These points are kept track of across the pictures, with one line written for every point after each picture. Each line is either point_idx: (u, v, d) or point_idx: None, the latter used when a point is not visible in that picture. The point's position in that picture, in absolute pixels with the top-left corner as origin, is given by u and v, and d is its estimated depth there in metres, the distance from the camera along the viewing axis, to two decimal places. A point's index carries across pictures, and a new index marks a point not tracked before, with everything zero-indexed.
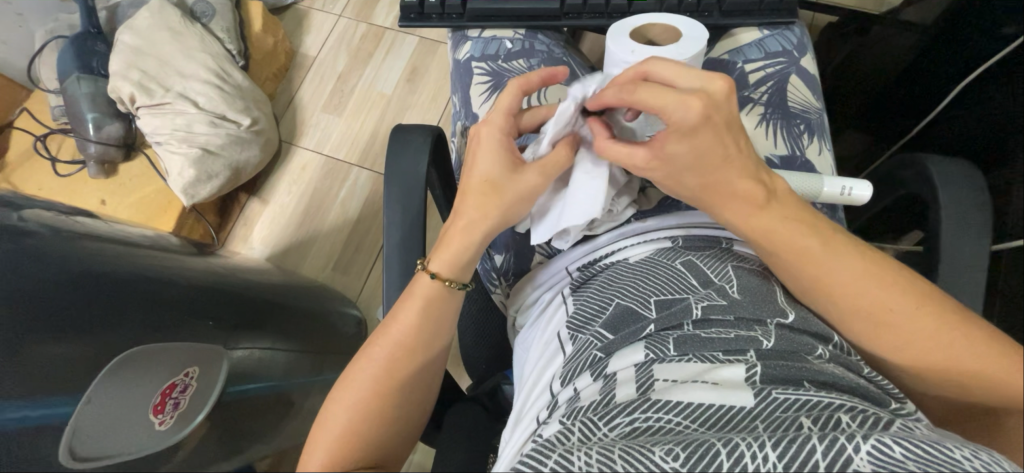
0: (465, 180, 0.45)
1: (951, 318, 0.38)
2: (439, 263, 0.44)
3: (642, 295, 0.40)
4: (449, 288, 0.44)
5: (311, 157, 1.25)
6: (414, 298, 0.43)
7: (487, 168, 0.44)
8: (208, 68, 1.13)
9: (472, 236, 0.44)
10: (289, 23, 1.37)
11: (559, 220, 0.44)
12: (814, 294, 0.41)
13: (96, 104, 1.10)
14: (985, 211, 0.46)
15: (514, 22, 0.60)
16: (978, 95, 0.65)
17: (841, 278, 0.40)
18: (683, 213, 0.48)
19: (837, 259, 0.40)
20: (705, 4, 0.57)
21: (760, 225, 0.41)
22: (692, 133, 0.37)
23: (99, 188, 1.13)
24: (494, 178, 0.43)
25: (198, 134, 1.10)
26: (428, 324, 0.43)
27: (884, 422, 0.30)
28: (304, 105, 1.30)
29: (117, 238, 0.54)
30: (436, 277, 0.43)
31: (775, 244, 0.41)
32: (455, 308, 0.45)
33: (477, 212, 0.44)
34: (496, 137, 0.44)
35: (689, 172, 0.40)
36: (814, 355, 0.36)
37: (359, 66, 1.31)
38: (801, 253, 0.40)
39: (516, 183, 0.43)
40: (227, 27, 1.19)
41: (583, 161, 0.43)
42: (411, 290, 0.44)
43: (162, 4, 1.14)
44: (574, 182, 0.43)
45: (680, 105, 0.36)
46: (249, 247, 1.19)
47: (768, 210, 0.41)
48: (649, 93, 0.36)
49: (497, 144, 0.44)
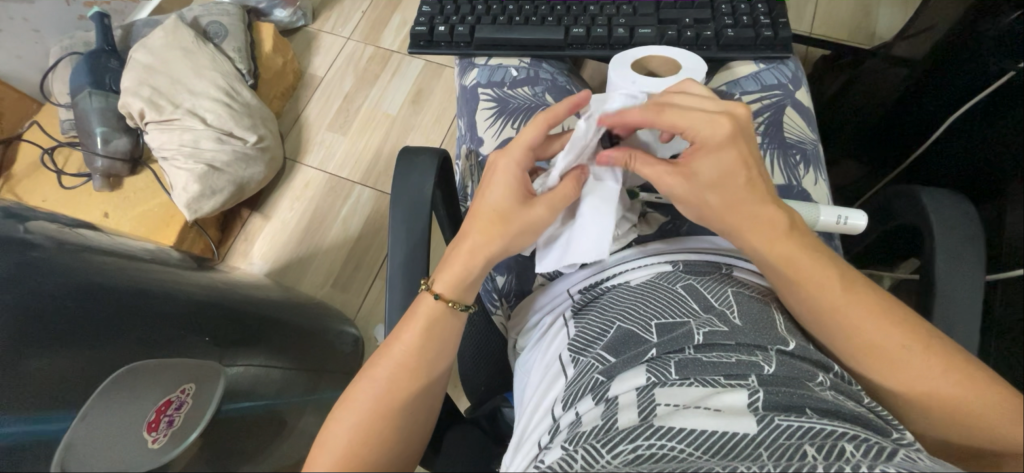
0: (476, 205, 0.46)
1: (957, 365, 0.39)
2: (443, 284, 0.44)
3: (642, 319, 0.41)
4: (451, 308, 0.44)
5: (314, 175, 1.26)
6: (415, 317, 0.44)
7: (498, 199, 0.45)
8: (218, 86, 1.16)
9: (476, 260, 0.45)
10: (298, 44, 1.41)
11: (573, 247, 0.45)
12: (818, 322, 0.42)
13: (106, 118, 1.12)
14: (977, 243, 0.47)
15: (519, 51, 0.61)
16: (969, 123, 0.68)
17: (847, 312, 0.41)
18: (683, 240, 0.49)
19: (846, 297, 0.41)
20: (704, 38, 0.59)
21: (762, 255, 0.43)
22: (717, 151, 0.41)
23: (104, 201, 1.14)
24: (504, 210, 0.44)
25: (205, 150, 1.12)
26: (425, 341, 0.43)
27: (888, 452, 0.30)
28: (309, 123, 1.32)
29: (117, 251, 0.54)
30: (440, 297, 0.44)
31: (789, 274, 0.42)
32: (456, 328, 0.45)
33: (482, 237, 0.44)
34: (510, 166, 0.45)
35: (714, 191, 0.42)
36: (815, 383, 0.36)
37: (366, 87, 1.34)
38: (806, 281, 0.41)
39: (524, 215, 0.44)
40: (238, 47, 1.22)
41: (591, 196, 0.45)
42: (412, 310, 0.44)
43: (176, 25, 1.19)
44: (583, 216, 0.45)
45: (709, 126, 0.41)
46: (249, 262, 1.19)
47: (791, 240, 0.42)
48: (675, 115, 0.41)
49: (513, 177, 0.45)
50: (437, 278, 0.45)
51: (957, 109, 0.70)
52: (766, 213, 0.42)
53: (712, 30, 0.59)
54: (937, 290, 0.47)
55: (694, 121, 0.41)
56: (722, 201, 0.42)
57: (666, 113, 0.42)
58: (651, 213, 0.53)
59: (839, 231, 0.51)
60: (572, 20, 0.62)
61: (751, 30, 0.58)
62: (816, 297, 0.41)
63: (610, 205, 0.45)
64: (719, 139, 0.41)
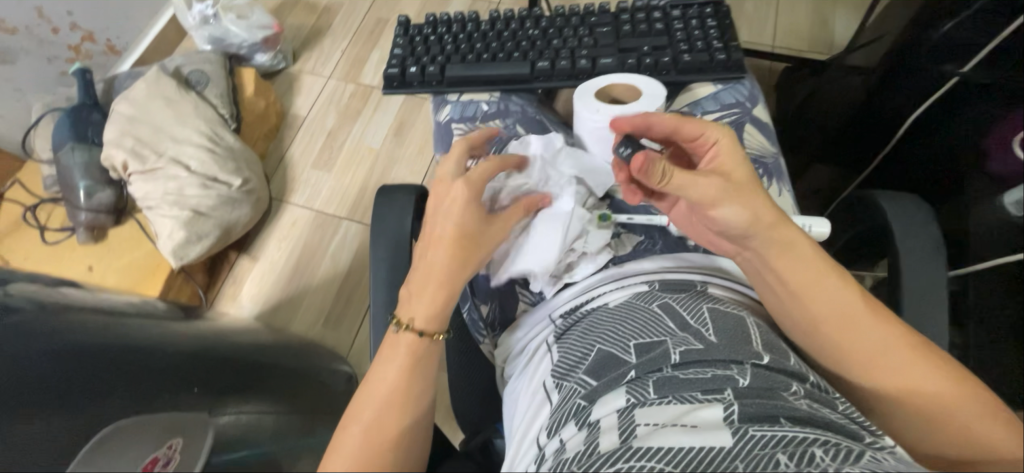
0: (433, 235, 0.47)
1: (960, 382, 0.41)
2: (421, 320, 0.45)
3: (622, 341, 0.41)
4: (433, 340, 0.45)
5: (301, 213, 1.27)
6: (397, 356, 0.44)
7: (459, 223, 0.46)
8: (201, 133, 1.17)
9: (453, 288, 0.46)
10: (280, 86, 1.44)
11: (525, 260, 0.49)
12: (833, 331, 0.43)
13: (88, 172, 1.13)
14: (938, 240, 0.49)
15: (488, 86, 0.64)
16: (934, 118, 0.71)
17: (860, 321, 0.43)
18: (657, 258, 0.50)
19: (857, 305, 0.43)
20: (662, 63, 0.61)
21: (797, 251, 0.45)
22: (733, 154, 0.47)
23: (88, 254, 1.14)
24: (469, 234, 0.46)
25: (190, 196, 1.12)
26: (411, 378, 0.44)
27: (856, 455, 0.31)
28: (294, 163, 1.34)
29: (102, 307, 0.54)
30: (422, 334, 0.45)
31: (804, 285, 0.44)
32: (438, 361, 0.46)
33: (452, 266, 0.45)
34: (465, 194, 0.47)
35: (747, 197, 0.45)
36: (789, 392, 0.36)
37: (349, 123, 1.37)
38: (817, 291, 0.44)
39: (489, 237, 0.47)
40: (220, 93, 1.25)
41: (540, 219, 0.49)
42: (393, 348, 0.45)
43: (159, 76, 1.21)
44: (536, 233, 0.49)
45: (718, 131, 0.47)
46: (237, 305, 1.18)
47: (806, 250, 0.45)
48: (692, 127, 0.48)
49: (467, 202, 0.46)
50: (412, 316, 0.45)
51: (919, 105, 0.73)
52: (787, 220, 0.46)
53: (669, 56, 0.61)
54: (906, 291, 0.48)
55: (710, 128, 0.48)
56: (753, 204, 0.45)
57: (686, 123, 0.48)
58: (624, 233, 0.54)
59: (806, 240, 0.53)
60: (537, 54, 0.64)
61: (706, 54, 0.61)
62: (830, 292, 0.44)
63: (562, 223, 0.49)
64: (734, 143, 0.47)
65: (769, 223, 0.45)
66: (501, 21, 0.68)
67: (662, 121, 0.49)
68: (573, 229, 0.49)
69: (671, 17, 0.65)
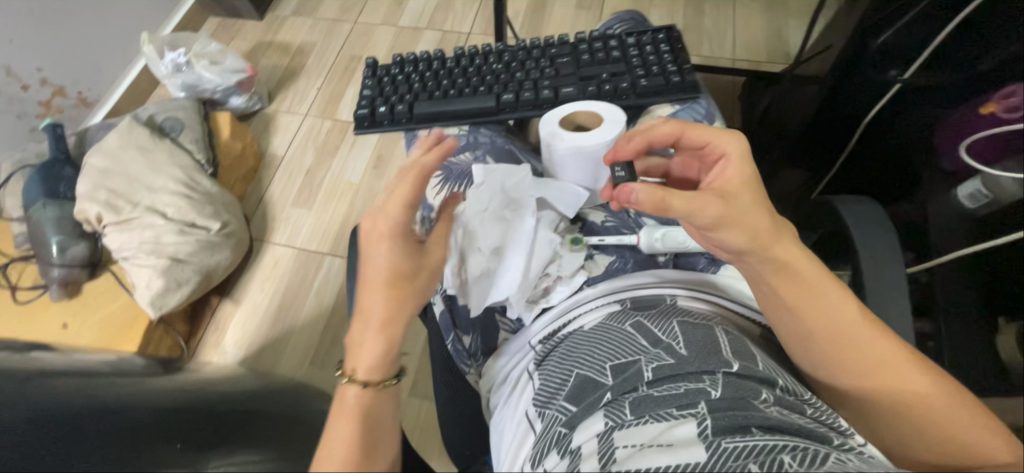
0: (366, 277, 0.46)
1: (945, 386, 0.43)
2: (364, 370, 0.46)
3: (598, 363, 0.43)
4: (382, 387, 0.46)
5: (282, 252, 1.26)
6: (345, 414, 0.44)
7: (389, 262, 0.45)
8: (177, 179, 1.17)
9: (395, 330, 0.46)
10: (256, 127, 1.45)
11: (505, 283, 0.51)
12: (826, 342, 0.45)
13: (61, 227, 1.11)
14: (893, 240, 0.52)
15: (457, 121, 0.65)
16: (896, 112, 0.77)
17: (852, 331, 0.45)
18: (627, 277, 0.52)
19: (850, 316, 0.45)
20: (621, 89, 0.64)
21: (797, 266, 0.46)
22: (740, 166, 0.47)
23: (63, 311, 1.10)
24: (402, 271, 0.46)
25: (167, 244, 1.11)
26: (362, 430, 0.44)
27: (821, 457, 0.33)
28: (273, 202, 1.33)
29: (75, 369, 0.52)
30: (367, 385, 0.46)
31: (800, 299, 0.46)
32: (385, 407, 0.47)
33: (390, 307, 0.45)
34: (389, 226, 0.46)
35: (752, 214, 0.45)
36: (760, 400, 0.39)
37: (327, 159, 1.38)
38: (813, 304, 0.46)
39: (425, 270, 0.47)
40: (195, 139, 1.26)
41: (513, 250, 0.53)
42: (340, 406, 0.45)
43: (132, 126, 1.21)
44: (508, 261, 0.52)
45: (727, 141, 0.48)
46: (221, 352, 1.15)
47: (807, 264, 0.46)
48: (699, 134, 0.49)
49: (394, 236, 0.46)
50: (355, 366, 0.46)
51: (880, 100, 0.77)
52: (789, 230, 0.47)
53: (628, 81, 0.64)
54: (869, 290, 0.50)
55: (717, 137, 0.48)
56: (758, 220, 0.45)
57: (693, 131, 0.49)
58: (598, 255, 0.55)
59: None
60: (502, 87, 0.66)
61: (662, 78, 0.64)
62: (820, 302, 0.46)
63: (529, 250, 0.52)
64: (743, 151, 0.47)
65: (769, 242, 0.45)
66: (465, 57, 0.70)
67: (664, 129, 0.50)
68: (543, 253, 0.52)
69: (626, 45, 0.68)
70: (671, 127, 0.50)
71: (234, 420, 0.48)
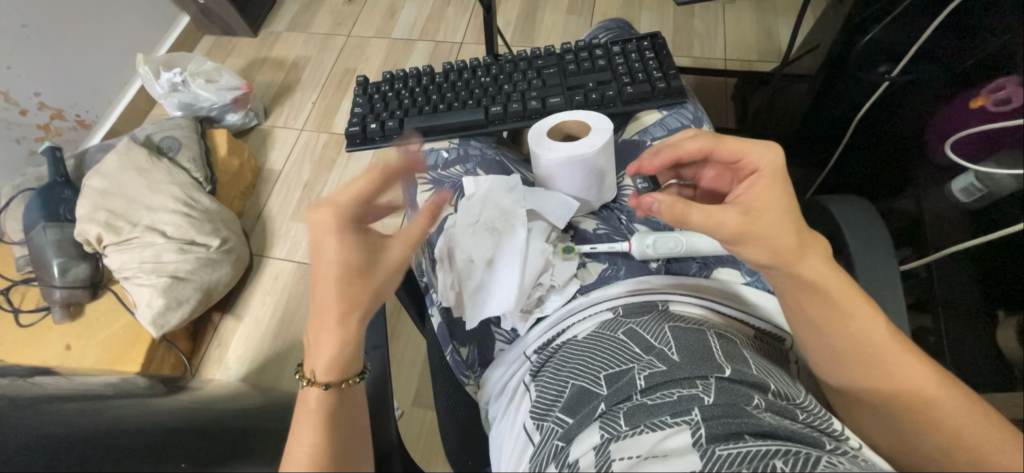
0: (319, 272, 0.47)
1: (971, 406, 0.43)
2: (323, 372, 0.46)
3: (592, 373, 0.44)
4: (343, 389, 0.46)
5: (282, 266, 1.27)
6: (310, 418, 0.44)
7: (339, 259, 0.46)
8: (176, 198, 1.18)
9: (348, 330, 0.46)
10: (253, 142, 1.47)
11: (497, 293, 0.52)
12: (847, 358, 0.46)
13: (62, 249, 1.12)
14: (885, 239, 0.52)
15: (448, 134, 0.66)
16: (886, 112, 0.80)
17: (874, 344, 0.45)
18: (620, 282, 0.53)
19: (874, 330, 0.45)
20: (608, 98, 0.65)
21: (825, 280, 0.46)
22: (770, 179, 0.48)
23: (65, 333, 1.11)
24: (355, 268, 0.46)
25: (167, 262, 1.12)
26: (328, 430, 0.43)
27: (813, 462, 0.34)
28: (272, 216, 1.34)
29: (75, 393, 0.53)
30: (329, 386, 0.45)
31: (821, 312, 0.46)
32: (355, 404, 0.47)
33: (343, 302, 0.46)
34: (335, 221, 0.47)
35: (777, 225, 0.46)
36: (752, 406, 0.39)
37: (325, 172, 1.39)
38: (838, 315, 0.46)
39: (383, 268, 0.48)
40: (192, 157, 1.27)
41: (503, 261, 0.53)
42: (304, 411, 0.44)
43: (129, 146, 1.22)
44: (501, 275, 0.53)
45: (763, 154, 0.49)
46: (224, 368, 1.15)
47: (835, 276, 0.46)
48: (728, 147, 0.51)
49: (343, 232, 0.47)
50: (315, 369, 0.46)
51: (872, 94, 0.80)
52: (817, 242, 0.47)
53: (613, 89, 0.65)
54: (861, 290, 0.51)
55: (750, 152, 0.49)
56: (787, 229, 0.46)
57: (723, 143, 0.51)
58: (590, 262, 0.56)
59: None
60: (490, 100, 0.67)
61: (647, 85, 0.64)
62: (829, 304, 0.46)
63: (518, 261, 0.52)
64: (774, 168, 0.48)
65: (792, 253, 0.46)
66: (453, 71, 0.71)
67: (694, 144, 0.53)
68: (535, 264, 0.53)
69: (611, 53, 0.69)
70: (700, 141, 0.53)
71: (234, 439, 0.49)
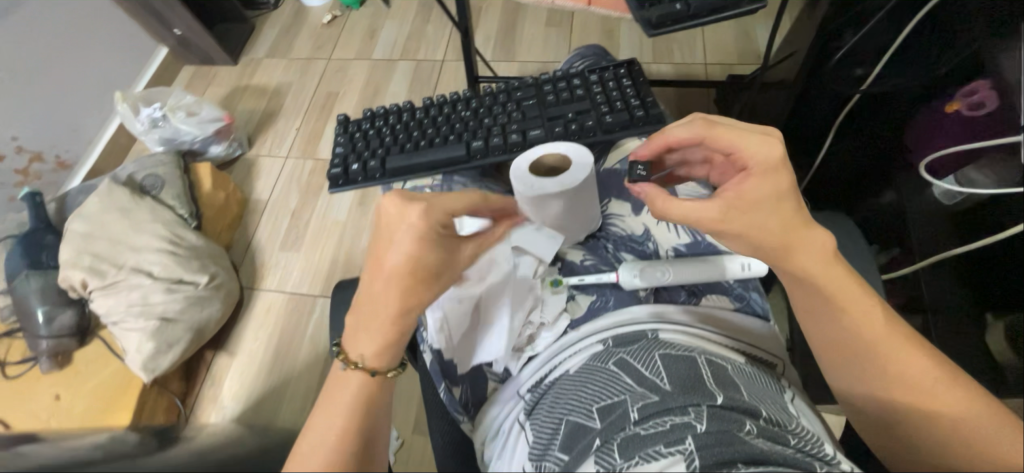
0: (384, 264, 0.45)
1: (972, 397, 0.43)
2: (371, 359, 0.46)
3: (585, 406, 0.44)
4: (386, 377, 0.47)
5: (274, 298, 1.25)
6: (343, 392, 0.46)
7: (411, 258, 0.44)
8: (161, 236, 1.16)
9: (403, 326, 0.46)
10: (238, 173, 1.45)
11: (490, 339, 0.52)
12: (847, 350, 0.47)
13: (47, 297, 1.10)
14: (866, 255, 0.53)
15: (430, 171, 0.66)
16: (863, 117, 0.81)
17: (871, 338, 0.46)
18: (612, 313, 0.53)
19: (872, 323, 0.46)
20: (588, 127, 0.65)
21: (825, 272, 0.47)
22: (767, 175, 0.46)
23: (53, 383, 1.09)
24: (428, 268, 0.45)
25: (155, 303, 1.10)
26: (357, 408, 0.45)
27: None
28: (261, 247, 1.33)
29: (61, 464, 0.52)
30: (374, 373, 0.46)
31: (827, 299, 0.47)
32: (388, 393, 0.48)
33: (408, 299, 0.45)
34: (420, 218, 0.44)
35: (767, 218, 0.46)
36: (744, 432, 0.40)
37: (312, 199, 1.38)
38: (842, 304, 0.47)
39: (453, 267, 0.47)
40: (177, 194, 1.25)
41: (492, 308, 0.53)
42: (337, 385, 0.47)
43: (110, 188, 1.20)
44: (491, 321, 0.53)
45: (761, 146, 0.46)
46: (219, 407, 1.13)
47: (837, 264, 0.47)
48: (721, 136, 0.49)
49: (423, 231, 0.44)
50: (362, 354, 0.46)
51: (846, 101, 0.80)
52: (817, 237, 0.47)
53: (593, 119, 0.65)
54: None
55: (744, 142, 0.47)
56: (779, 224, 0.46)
57: (717, 131, 0.50)
58: (578, 295, 0.56)
59: (750, 276, 0.55)
60: (471, 134, 0.67)
61: (626, 113, 0.65)
62: (825, 300, 0.48)
63: (506, 306, 0.53)
64: (767, 164, 0.46)
65: (782, 244, 0.46)
66: (433, 106, 0.70)
67: (685, 133, 0.52)
68: (522, 307, 0.53)
69: (589, 82, 0.69)
70: (690, 128, 0.52)
71: None
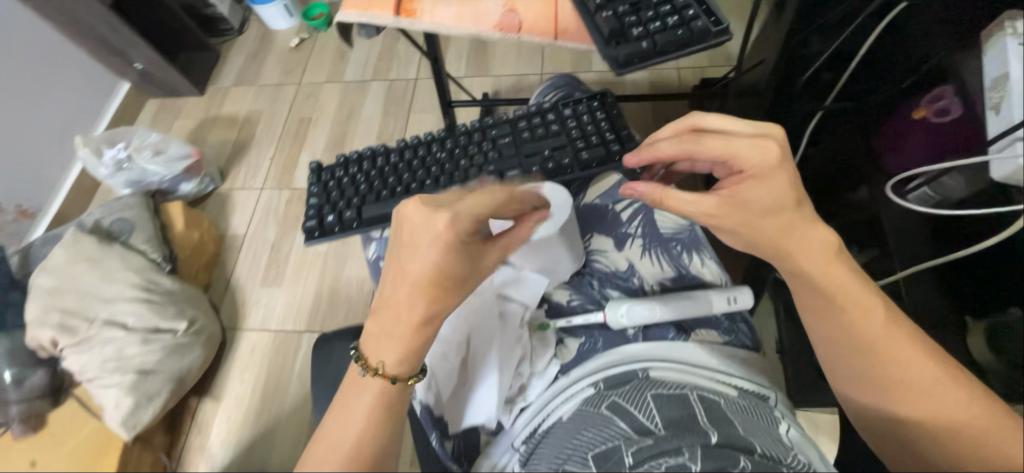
0: (406, 270, 0.44)
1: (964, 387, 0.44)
2: (394, 366, 0.45)
3: (579, 454, 0.42)
4: (407, 384, 0.47)
5: (258, 337, 1.22)
6: (362, 399, 0.45)
7: (434, 265, 0.43)
8: (132, 285, 1.11)
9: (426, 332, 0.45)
10: (212, 209, 1.41)
11: (480, 395, 0.52)
12: (849, 346, 0.47)
13: (14, 359, 1.04)
14: None
15: None
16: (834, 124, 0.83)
17: (869, 335, 0.46)
18: (596, 358, 0.52)
19: (871, 320, 0.46)
20: (565, 164, 0.64)
21: (826, 268, 0.47)
22: (764, 179, 0.45)
23: (28, 448, 1.04)
24: (450, 276, 0.44)
25: (131, 356, 1.06)
26: (376, 416, 0.45)
27: None
28: (241, 285, 1.29)
29: None
30: (395, 379, 0.46)
31: (830, 294, 0.47)
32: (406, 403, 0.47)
33: (429, 307, 0.44)
34: (446, 225, 0.42)
35: (768, 217, 0.46)
36: (738, 467, 0.37)
37: (290, 231, 1.34)
38: (846, 299, 0.47)
39: (475, 277, 0.45)
40: (147, 238, 1.20)
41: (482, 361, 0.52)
42: (354, 394, 0.46)
43: (76, 237, 1.14)
44: (481, 375, 0.52)
45: (755, 150, 0.45)
46: (208, 456, 1.10)
47: (841, 261, 0.47)
48: (712, 143, 0.47)
49: (451, 236, 0.42)
50: (384, 360, 0.46)
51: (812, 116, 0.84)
52: (821, 235, 0.47)
53: (569, 155, 0.65)
54: None
55: (737, 148, 0.46)
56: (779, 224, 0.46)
57: (704, 140, 0.48)
58: (566, 338, 0.57)
59: (734, 310, 0.56)
60: (448, 178, 0.66)
61: (602, 148, 0.65)
62: (823, 297, 0.48)
63: (495, 360, 0.52)
64: (763, 167, 0.45)
65: (781, 243, 0.47)
66: (407, 149, 0.69)
67: (666, 147, 0.51)
68: (512, 357, 0.52)
69: (564, 116, 0.68)
70: (675, 142, 0.50)
71: None
